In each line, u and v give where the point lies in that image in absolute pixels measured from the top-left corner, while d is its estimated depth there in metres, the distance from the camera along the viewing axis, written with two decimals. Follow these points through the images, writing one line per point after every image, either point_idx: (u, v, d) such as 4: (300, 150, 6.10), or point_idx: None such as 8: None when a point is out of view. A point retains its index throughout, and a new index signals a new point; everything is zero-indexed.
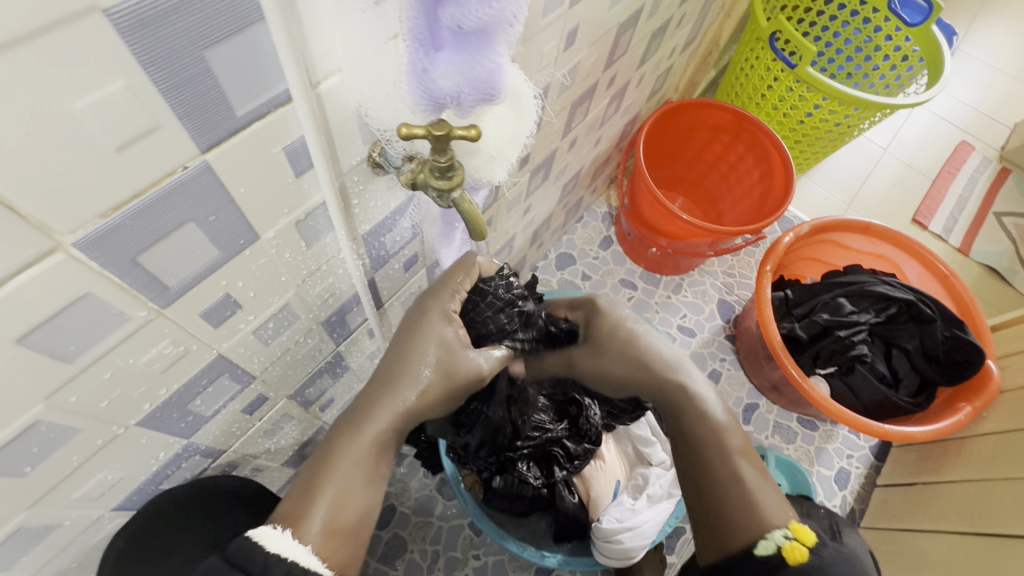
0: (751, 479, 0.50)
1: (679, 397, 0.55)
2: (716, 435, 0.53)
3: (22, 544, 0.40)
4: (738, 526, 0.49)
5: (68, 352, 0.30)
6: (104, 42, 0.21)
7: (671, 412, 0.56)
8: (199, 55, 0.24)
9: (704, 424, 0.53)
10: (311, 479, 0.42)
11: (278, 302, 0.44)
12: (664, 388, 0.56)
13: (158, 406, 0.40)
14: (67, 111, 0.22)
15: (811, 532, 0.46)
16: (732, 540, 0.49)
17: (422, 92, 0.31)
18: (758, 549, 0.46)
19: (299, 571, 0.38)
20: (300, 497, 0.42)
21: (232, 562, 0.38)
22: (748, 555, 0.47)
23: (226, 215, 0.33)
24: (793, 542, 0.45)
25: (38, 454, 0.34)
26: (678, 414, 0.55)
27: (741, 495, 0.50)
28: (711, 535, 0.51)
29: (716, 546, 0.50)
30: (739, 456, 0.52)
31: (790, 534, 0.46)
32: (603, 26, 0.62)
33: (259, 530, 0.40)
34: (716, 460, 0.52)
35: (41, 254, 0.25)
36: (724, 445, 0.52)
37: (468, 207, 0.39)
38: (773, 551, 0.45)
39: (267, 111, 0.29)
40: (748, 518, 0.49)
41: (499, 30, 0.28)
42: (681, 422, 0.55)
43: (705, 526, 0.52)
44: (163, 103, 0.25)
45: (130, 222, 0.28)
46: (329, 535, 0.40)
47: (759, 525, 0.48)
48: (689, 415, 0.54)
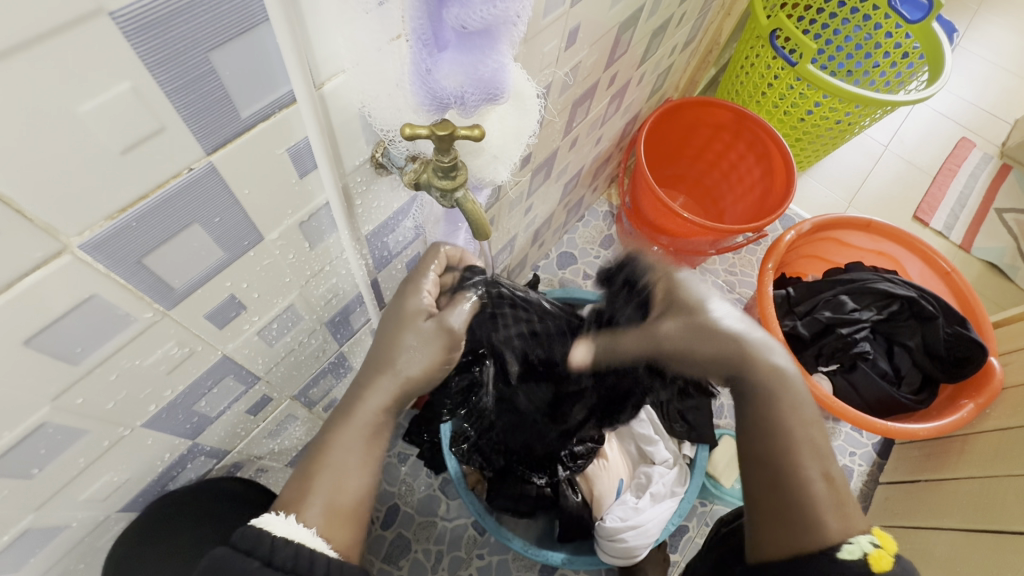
0: (838, 478, 0.47)
1: (774, 385, 0.51)
2: (811, 429, 0.49)
3: (29, 546, 0.40)
4: (821, 524, 0.45)
5: (74, 354, 0.30)
6: (109, 44, 0.21)
7: (758, 398, 0.51)
8: (204, 57, 0.24)
9: (799, 415, 0.49)
10: (310, 462, 0.42)
11: (282, 302, 0.44)
12: (760, 374, 0.51)
13: (163, 407, 0.40)
14: (73, 113, 0.22)
15: (892, 540, 0.45)
16: (815, 538, 0.45)
17: (425, 93, 0.31)
18: (845, 552, 0.43)
19: (306, 553, 0.38)
20: (298, 483, 0.42)
21: (236, 548, 0.37)
22: (829, 557, 0.44)
23: (231, 216, 0.33)
24: (879, 549, 0.44)
25: (45, 456, 0.34)
26: (772, 401, 0.50)
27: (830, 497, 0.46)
28: (782, 531, 0.47)
29: (788, 541, 0.46)
30: (829, 454, 0.48)
31: (876, 541, 0.44)
32: (604, 25, 0.62)
33: (262, 516, 0.40)
34: (811, 454, 0.48)
35: (47, 257, 0.25)
36: (819, 443, 0.48)
37: (471, 207, 0.39)
38: (859, 556, 0.43)
39: (271, 113, 0.29)
40: (835, 520, 0.45)
41: (502, 29, 0.28)
42: (773, 409, 0.50)
43: (776, 520, 0.47)
44: (168, 104, 0.25)
45: (135, 224, 0.28)
46: (330, 517, 0.41)
47: (846, 528, 0.45)
48: (782, 406, 0.50)
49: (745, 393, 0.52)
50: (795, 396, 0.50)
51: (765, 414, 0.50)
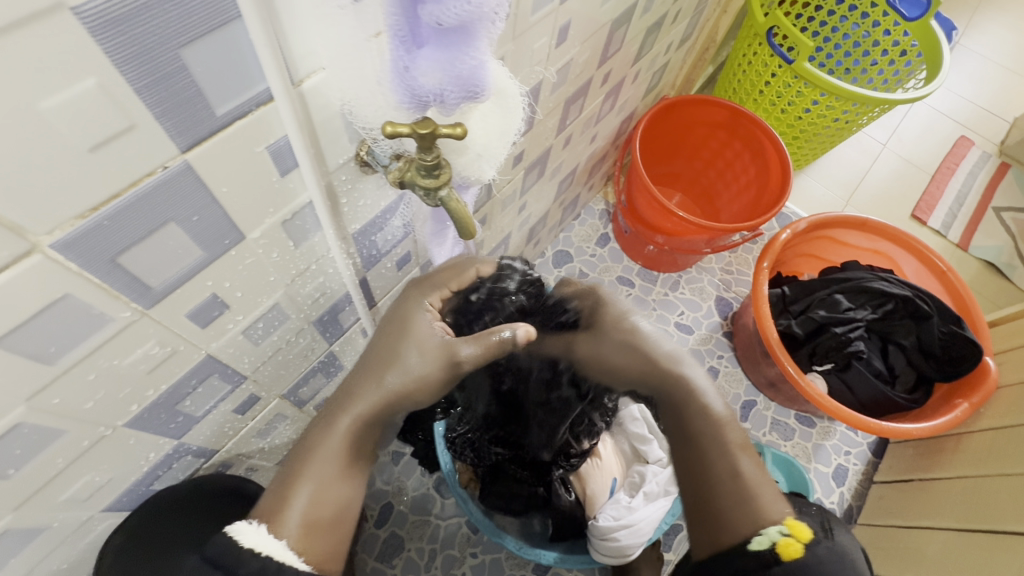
0: (749, 475, 0.49)
1: (687, 392, 0.53)
2: (720, 428, 0.51)
3: (9, 545, 0.39)
4: (732, 520, 0.47)
5: (49, 354, 0.30)
6: (74, 40, 0.21)
7: (672, 407, 0.54)
8: (175, 53, 0.24)
9: (706, 418, 0.52)
10: (283, 477, 0.43)
11: (267, 302, 0.44)
12: (673, 382, 0.53)
13: (145, 407, 0.40)
14: (37, 110, 0.22)
15: (808, 529, 0.45)
16: (728, 534, 0.47)
17: (405, 90, 0.31)
18: (751, 544, 0.45)
19: (273, 566, 0.38)
20: (278, 491, 0.42)
21: (211, 560, 0.39)
22: (740, 551, 0.46)
23: (210, 214, 0.32)
24: (788, 538, 0.44)
25: (22, 456, 0.34)
26: (683, 407, 0.53)
27: (739, 492, 0.48)
28: (704, 529, 0.49)
29: (708, 541, 0.49)
30: (738, 450, 0.50)
31: (785, 530, 0.45)
32: (596, 22, 0.62)
33: (236, 524, 0.40)
34: (717, 454, 0.50)
35: (17, 256, 0.25)
36: (728, 443, 0.51)
37: (455, 205, 0.38)
38: (767, 547, 0.44)
39: (248, 110, 0.29)
40: (743, 514, 0.47)
41: (480, 26, 0.28)
42: (683, 415, 0.53)
43: (698, 521, 0.50)
44: (138, 101, 0.24)
45: (108, 222, 0.27)
46: (306, 529, 0.41)
47: (757, 521, 0.47)
48: (692, 409, 0.52)
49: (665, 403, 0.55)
50: (701, 399, 0.52)
51: (680, 421, 0.53)
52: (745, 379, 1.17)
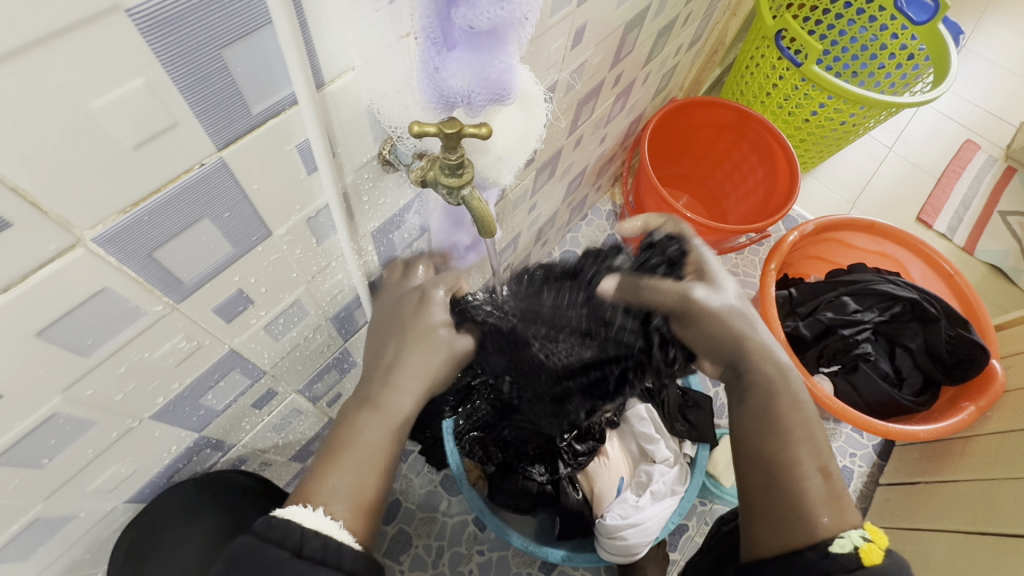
0: (836, 475, 0.49)
1: (777, 382, 0.52)
2: (806, 425, 0.51)
3: (37, 535, 0.40)
4: (814, 517, 0.46)
5: (85, 346, 0.31)
6: (125, 41, 0.21)
7: (754, 397, 0.53)
8: (216, 54, 0.25)
9: (798, 411, 0.51)
10: (332, 457, 0.42)
11: (289, 298, 0.44)
12: (762, 372, 0.53)
13: (170, 400, 0.40)
14: (89, 109, 0.22)
15: (884, 536, 0.46)
16: (807, 531, 0.46)
17: (433, 91, 0.31)
18: (834, 545, 0.45)
19: (334, 544, 0.38)
20: (320, 472, 0.42)
21: (264, 537, 0.38)
22: (822, 550, 0.45)
23: (240, 212, 0.33)
24: (870, 543, 0.45)
25: (55, 446, 0.34)
26: (771, 399, 0.51)
27: (824, 491, 0.48)
28: (780, 521, 0.48)
29: (785, 535, 0.47)
30: (825, 451, 0.50)
31: (867, 534, 0.45)
32: (610, 25, 0.62)
33: (285, 507, 0.40)
34: (805, 450, 0.49)
35: (62, 249, 0.25)
36: (815, 443, 0.50)
37: (477, 204, 0.39)
38: (850, 549, 0.44)
39: (280, 110, 0.30)
40: (827, 514, 0.47)
41: (511, 30, 0.29)
42: (772, 406, 0.51)
43: (769, 513, 0.49)
44: (181, 101, 0.25)
45: (147, 218, 0.28)
46: (355, 512, 0.41)
47: (839, 522, 0.46)
48: (782, 402, 0.51)
49: (746, 391, 0.53)
50: (794, 395, 0.52)
51: (765, 410, 0.51)
52: None
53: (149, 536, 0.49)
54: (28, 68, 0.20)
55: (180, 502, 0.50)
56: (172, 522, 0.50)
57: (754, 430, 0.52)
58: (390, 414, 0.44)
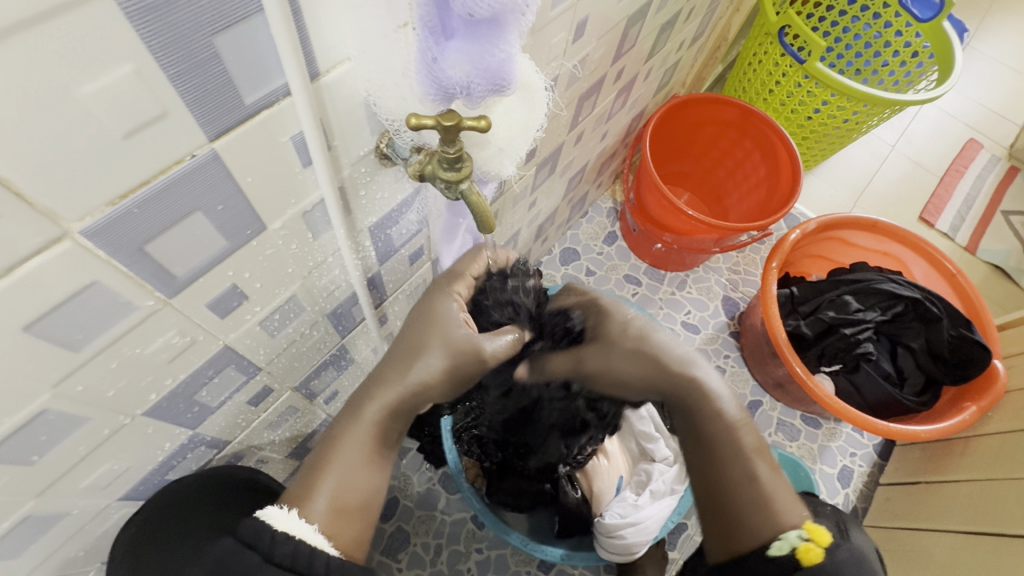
0: (766, 479, 0.49)
1: (695, 391, 0.52)
2: (732, 433, 0.51)
3: (29, 532, 0.39)
4: (753, 524, 0.48)
5: (76, 341, 0.30)
6: (113, 27, 0.21)
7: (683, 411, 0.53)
8: (207, 40, 0.24)
9: (718, 420, 0.51)
10: (317, 461, 0.43)
11: (285, 293, 0.44)
12: (679, 385, 0.52)
13: (164, 396, 0.40)
14: (76, 96, 0.22)
15: (826, 532, 0.46)
16: (745, 539, 0.48)
17: (431, 82, 0.31)
18: (772, 549, 0.46)
19: (306, 550, 0.38)
20: (305, 477, 0.42)
21: (241, 540, 0.38)
22: (760, 556, 0.47)
23: (234, 205, 0.32)
24: (809, 543, 0.45)
25: (45, 443, 0.34)
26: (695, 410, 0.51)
27: (758, 497, 0.49)
28: (724, 532, 0.50)
29: (729, 544, 0.49)
30: (755, 454, 0.50)
31: (805, 534, 0.46)
32: (612, 19, 0.61)
33: (266, 509, 0.40)
34: (731, 460, 0.50)
35: (49, 242, 0.25)
36: (744, 449, 0.50)
37: (476, 199, 0.38)
38: (788, 552, 0.45)
39: (274, 101, 0.29)
40: (762, 519, 0.48)
41: (511, 18, 0.28)
42: (699, 422, 0.52)
43: (715, 524, 0.51)
44: (171, 89, 0.24)
45: (138, 210, 0.27)
46: (335, 514, 0.41)
47: (773, 526, 0.47)
48: (707, 412, 0.51)
49: (676, 406, 0.54)
50: (715, 404, 0.51)
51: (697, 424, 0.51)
52: (751, 379, 1.17)
53: (146, 536, 0.48)
54: (13, 52, 0.19)
55: (173, 500, 0.49)
56: (170, 520, 0.49)
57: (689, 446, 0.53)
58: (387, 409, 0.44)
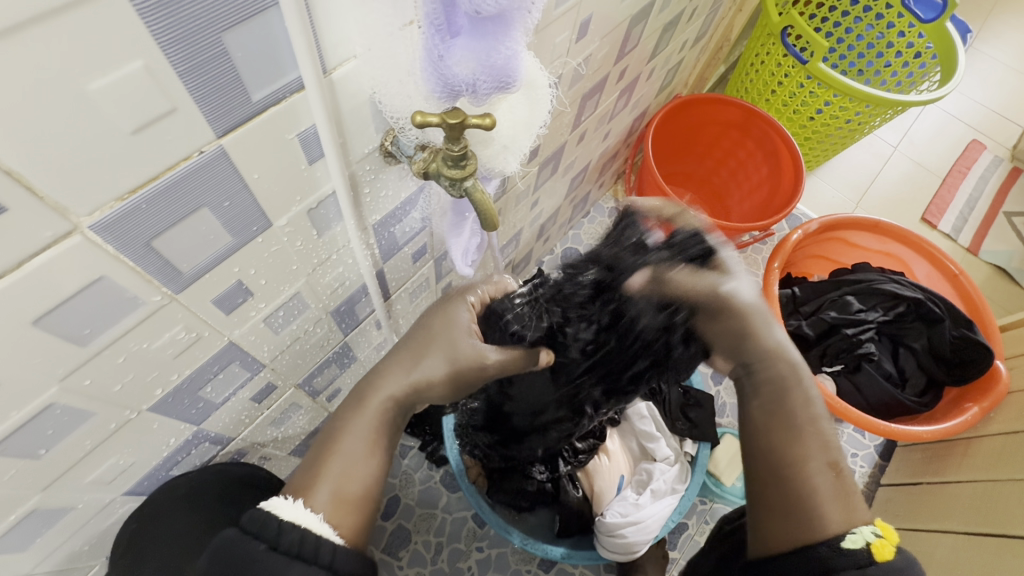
0: (845, 472, 0.48)
1: (788, 374, 0.51)
2: (816, 420, 0.49)
3: (34, 527, 0.40)
4: (825, 513, 0.45)
5: (82, 336, 0.30)
6: (125, 24, 0.21)
7: (771, 389, 0.51)
8: (216, 37, 0.24)
9: (807, 404, 0.50)
10: (319, 451, 0.43)
11: (289, 290, 0.44)
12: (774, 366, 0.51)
13: (169, 392, 0.40)
14: (86, 92, 0.22)
15: (894, 533, 0.45)
16: (815, 527, 0.44)
17: (437, 80, 0.31)
18: (847, 541, 0.43)
19: (312, 538, 0.38)
20: (309, 468, 0.42)
21: (245, 530, 0.38)
22: (835, 545, 0.43)
23: (240, 201, 0.33)
24: (881, 539, 0.43)
25: (51, 437, 0.34)
26: (783, 393, 0.50)
27: (833, 487, 0.46)
28: (789, 517, 0.46)
29: (794, 531, 0.45)
30: (835, 446, 0.49)
31: (877, 531, 0.44)
32: (616, 18, 0.62)
33: (271, 499, 0.40)
34: (816, 444, 0.48)
35: (58, 237, 0.25)
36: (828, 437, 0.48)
37: (480, 197, 0.38)
38: (861, 545, 0.42)
39: (281, 97, 0.29)
40: (837, 510, 0.45)
41: (516, 14, 0.28)
42: (787, 400, 0.50)
43: (780, 506, 0.46)
44: (180, 85, 0.25)
45: (145, 206, 0.27)
46: (339, 505, 0.41)
47: (849, 517, 0.45)
48: (793, 395, 0.50)
49: (762, 382, 0.52)
50: (805, 389, 0.51)
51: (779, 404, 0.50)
52: None
53: (153, 526, 0.49)
54: (25, 46, 0.19)
55: (179, 495, 0.50)
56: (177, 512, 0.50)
57: (768, 425, 0.50)
58: None
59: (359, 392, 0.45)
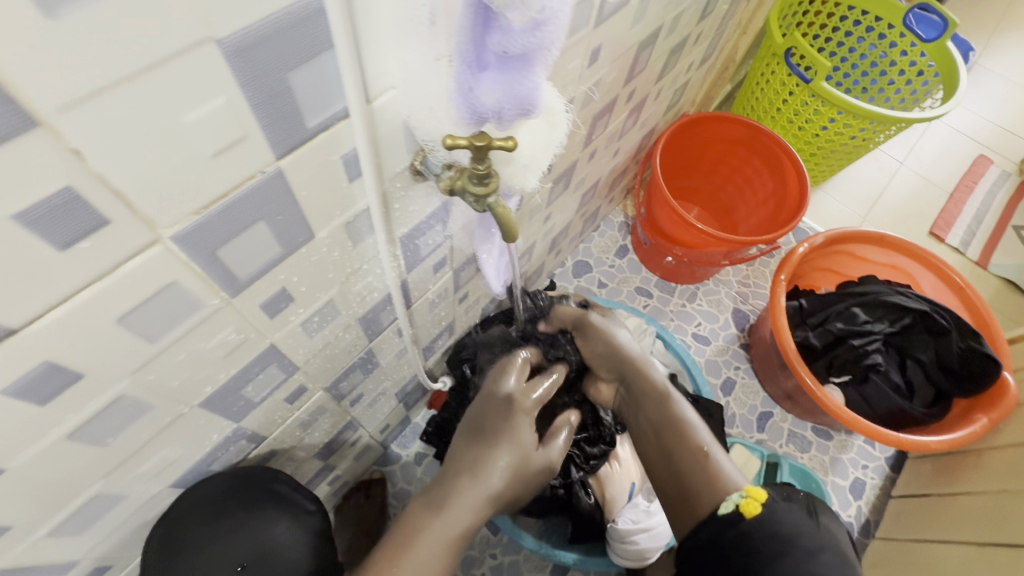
0: (715, 452, 0.59)
1: (653, 388, 0.64)
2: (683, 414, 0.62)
3: (92, 514, 0.43)
4: (706, 492, 0.57)
5: (153, 334, 0.34)
6: (212, 68, 0.25)
7: (644, 400, 0.65)
8: (283, 76, 0.28)
9: (670, 407, 0.62)
10: (395, 548, 0.48)
11: (324, 297, 0.48)
12: (643, 381, 0.65)
13: (216, 390, 0.44)
14: (182, 123, 0.26)
15: (763, 491, 0.55)
16: (701, 504, 0.57)
17: (466, 107, 0.35)
18: (721, 509, 0.55)
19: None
20: (391, 548, 0.48)
21: None
22: (714, 516, 0.56)
23: (290, 215, 0.36)
24: (748, 499, 0.54)
25: (117, 427, 0.37)
26: (650, 403, 0.64)
27: (705, 470, 0.58)
28: (683, 507, 0.59)
29: (690, 514, 0.58)
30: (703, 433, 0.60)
31: (745, 493, 0.55)
32: (625, 43, 0.66)
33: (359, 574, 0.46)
34: (678, 439, 0.60)
35: (145, 246, 0.29)
36: (696, 429, 0.60)
37: (501, 211, 0.43)
38: (733, 509, 0.55)
39: (331, 123, 0.33)
40: (711, 488, 0.57)
41: (539, 54, 0.32)
42: (653, 408, 0.64)
43: (679, 498, 0.60)
44: (251, 117, 0.28)
45: (214, 219, 0.31)
46: None
47: (724, 489, 0.57)
48: (656, 402, 0.63)
49: (640, 398, 0.66)
50: (664, 393, 0.63)
51: (650, 414, 0.64)
52: (762, 391, 1.19)
53: (182, 531, 0.50)
54: (143, 86, 0.23)
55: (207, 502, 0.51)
56: (202, 519, 0.51)
57: (651, 433, 0.64)
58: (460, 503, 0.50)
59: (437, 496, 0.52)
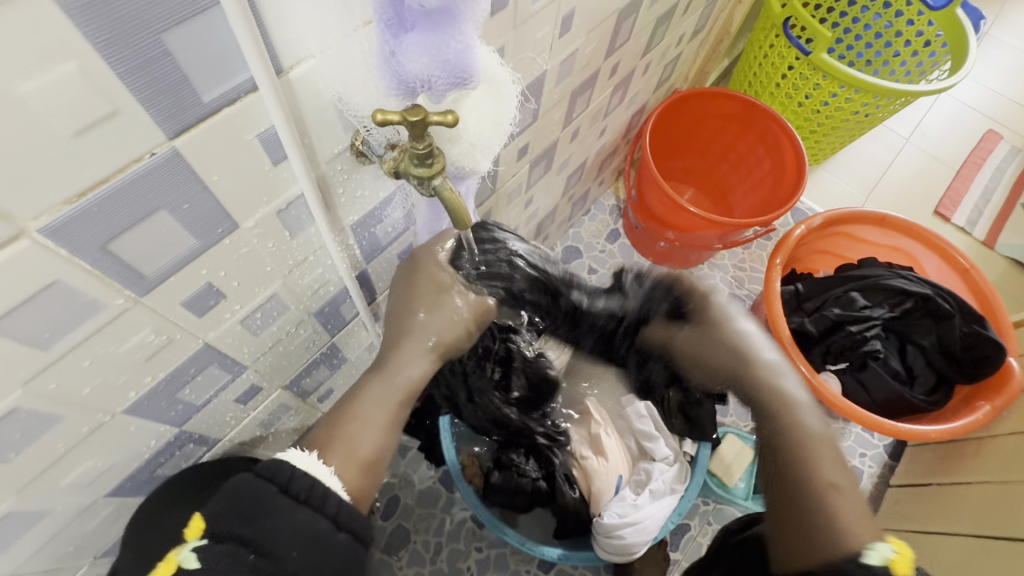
0: (838, 482, 0.47)
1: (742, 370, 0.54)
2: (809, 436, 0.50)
3: (14, 528, 0.40)
4: (838, 532, 0.45)
5: (43, 339, 0.30)
6: (48, 26, 0.21)
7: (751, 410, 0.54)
8: (157, 37, 0.24)
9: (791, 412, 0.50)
10: (338, 416, 0.47)
11: (265, 292, 0.44)
12: (749, 383, 0.53)
13: (144, 395, 0.40)
14: (18, 95, 0.22)
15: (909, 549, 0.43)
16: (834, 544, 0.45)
17: (392, 76, 0.30)
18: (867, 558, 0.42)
19: (320, 487, 0.41)
20: (326, 430, 0.46)
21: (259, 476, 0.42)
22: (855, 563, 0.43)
23: (201, 202, 0.32)
24: (896, 555, 0.42)
25: (21, 440, 0.34)
26: (759, 389, 0.53)
27: (830, 507, 0.46)
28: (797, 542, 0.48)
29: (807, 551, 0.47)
30: (827, 464, 0.48)
31: (891, 550, 0.42)
32: (602, 11, 0.61)
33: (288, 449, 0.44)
34: (804, 468, 0.48)
35: (4, 241, 0.25)
36: (817, 438, 0.49)
37: (449, 195, 0.38)
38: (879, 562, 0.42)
39: (236, 97, 0.29)
40: (833, 531, 0.45)
41: (465, 9, 0.27)
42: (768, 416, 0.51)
43: (792, 522, 0.49)
44: (123, 88, 0.24)
45: (96, 209, 0.27)
46: (350, 467, 0.45)
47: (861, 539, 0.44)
48: (765, 386, 0.52)
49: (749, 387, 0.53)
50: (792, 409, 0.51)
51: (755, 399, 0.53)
52: None
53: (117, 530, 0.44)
54: None
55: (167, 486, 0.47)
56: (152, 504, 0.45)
57: (767, 449, 0.51)
58: (396, 382, 0.48)
59: (381, 364, 0.49)
